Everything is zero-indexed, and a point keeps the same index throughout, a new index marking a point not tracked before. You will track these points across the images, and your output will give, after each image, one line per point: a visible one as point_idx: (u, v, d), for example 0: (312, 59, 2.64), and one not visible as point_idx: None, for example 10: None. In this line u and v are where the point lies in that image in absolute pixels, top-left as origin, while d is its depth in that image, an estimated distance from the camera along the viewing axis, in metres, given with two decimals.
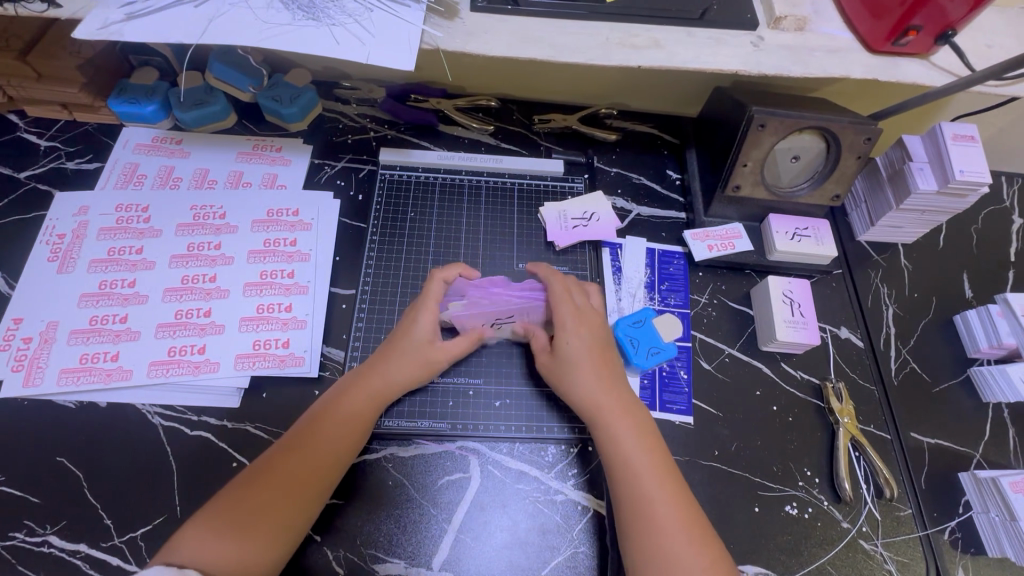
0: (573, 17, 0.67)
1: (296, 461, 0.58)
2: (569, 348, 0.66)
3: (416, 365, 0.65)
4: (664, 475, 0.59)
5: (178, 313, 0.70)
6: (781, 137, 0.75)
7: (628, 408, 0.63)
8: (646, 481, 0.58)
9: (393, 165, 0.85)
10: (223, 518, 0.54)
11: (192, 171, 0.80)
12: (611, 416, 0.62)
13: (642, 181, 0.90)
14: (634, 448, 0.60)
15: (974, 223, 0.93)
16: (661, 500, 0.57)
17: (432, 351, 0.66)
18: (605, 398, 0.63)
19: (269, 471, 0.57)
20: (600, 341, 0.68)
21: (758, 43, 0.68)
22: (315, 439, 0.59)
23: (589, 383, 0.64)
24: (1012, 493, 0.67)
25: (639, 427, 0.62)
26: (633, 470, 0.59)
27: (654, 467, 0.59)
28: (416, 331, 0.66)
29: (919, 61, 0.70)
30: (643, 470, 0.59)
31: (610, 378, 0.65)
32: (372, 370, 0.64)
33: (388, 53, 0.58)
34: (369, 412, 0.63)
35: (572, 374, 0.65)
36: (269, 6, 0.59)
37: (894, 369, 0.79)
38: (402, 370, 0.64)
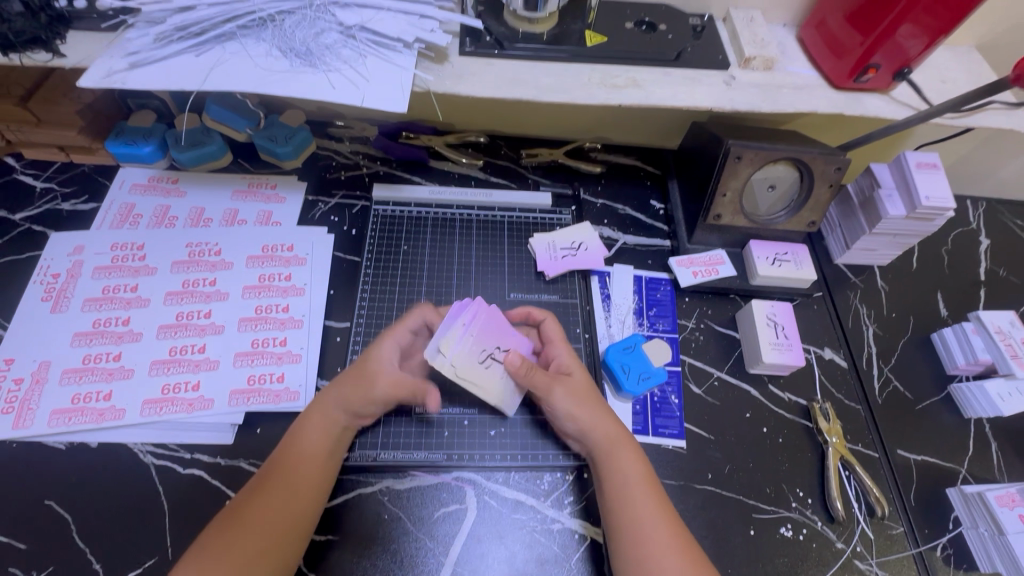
0: (556, 60, 0.71)
1: (268, 494, 0.57)
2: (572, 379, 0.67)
3: (383, 396, 0.64)
4: (659, 506, 0.60)
5: (172, 349, 0.70)
6: (757, 168, 0.79)
7: (625, 438, 0.64)
8: (643, 513, 0.59)
9: (386, 200, 0.87)
10: (207, 560, 0.53)
11: (188, 210, 0.82)
12: (611, 446, 0.63)
13: (628, 211, 0.93)
14: (631, 476, 0.61)
15: (945, 245, 0.98)
16: (657, 527, 0.58)
17: (391, 377, 0.65)
18: (604, 430, 0.64)
19: (247, 506, 0.57)
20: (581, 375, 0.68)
21: (730, 82, 0.73)
22: (284, 471, 0.59)
23: (584, 418, 0.64)
24: (998, 507, 0.69)
25: (635, 456, 0.63)
26: (628, 499, 0.60)
27: (649, 499, 0.60)
28: (377, 358, 0.66)
29: (880, 95, 0.74)
30: (640, 502, 0.60)
31: (601, 410, 0.66)
32: (336, 398, 0.64)
33: (382, 96, 0.61)
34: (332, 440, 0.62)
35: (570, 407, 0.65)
36: (268, 54, 0.62)
37: (877, 387, 0.81)
38: (365, 399, 0.64)
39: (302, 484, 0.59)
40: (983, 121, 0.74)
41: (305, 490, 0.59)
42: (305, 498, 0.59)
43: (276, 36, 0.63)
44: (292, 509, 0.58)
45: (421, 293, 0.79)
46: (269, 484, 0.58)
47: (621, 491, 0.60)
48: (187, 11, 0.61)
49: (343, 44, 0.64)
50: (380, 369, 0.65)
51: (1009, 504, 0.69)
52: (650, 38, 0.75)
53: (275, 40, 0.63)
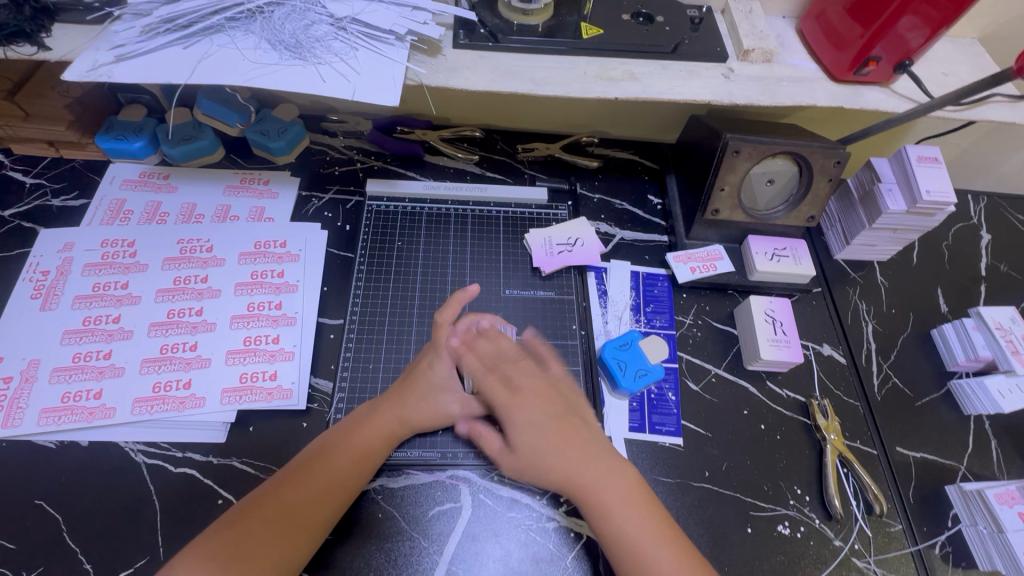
0: (552, 52, 0.70)
1: (296, 494, 0.57)
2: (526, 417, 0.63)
3: (433, 411, 0.66)
4: (664, 537, 0.57)
5: (163, 347, 0.69)
6: (755, 163, 0.77)
7: (618, 468, 0.61)
8: (647, 548, 0.56)
9: (380, 195, 0.86)
10: (221, 544, 0.53)
11: (179, 205, 0.81)
12: (602, 484, 0.59)
13: (625, 206, 0.92)
14: (628, 512, 0.58)
15: (945, 239, 0.97)
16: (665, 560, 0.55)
17: (446, 402, 0.67)
18: (593, 466, 0.60)
19: (270, 499, 0.56)
20: (567, 400, 0.66)
21: (728, 74, 0.72)
22: (321, 469, 0.59)
23: (568, 457, 0.61)
24: (998, 505, 0.68)
25: (630, 487, 0.60)
26: (628, 537, 0.57)
27: (653, 531, 0.57)
28: (432, 376, 0.66)
29: (880, 88, 0.73)
30: (642, 539, 0.56)
31: (585, 440, 0.62)
32: (390, 406, 0.65)
33: (374, 90, 0.60)
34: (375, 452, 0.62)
35: (540, 447, 0.62)
36: (257, 47, 0.61)
37: (877, 383, 0.80)
38: (419, 411, 0.65)
39: (333, 487, 0.59)
40: (985, 114, 0.73)
41: (333, 493, 0.58)
42: (330, 503, 0.58)
43: (265, 28, 0.62)
44: (316, 512, 0.57)
45: (416, 289, 0.78)
46: (299, 482, 0.58)
47: (622, 534, 0.57)
48: (174, 3, 0.60)
49: (334, 37, 0.63)
50: (434, 385, 0.66)
51: (1008, 502, 0.69)
52: (647, 30, 0.74)
53: (264, 32, 0.61)
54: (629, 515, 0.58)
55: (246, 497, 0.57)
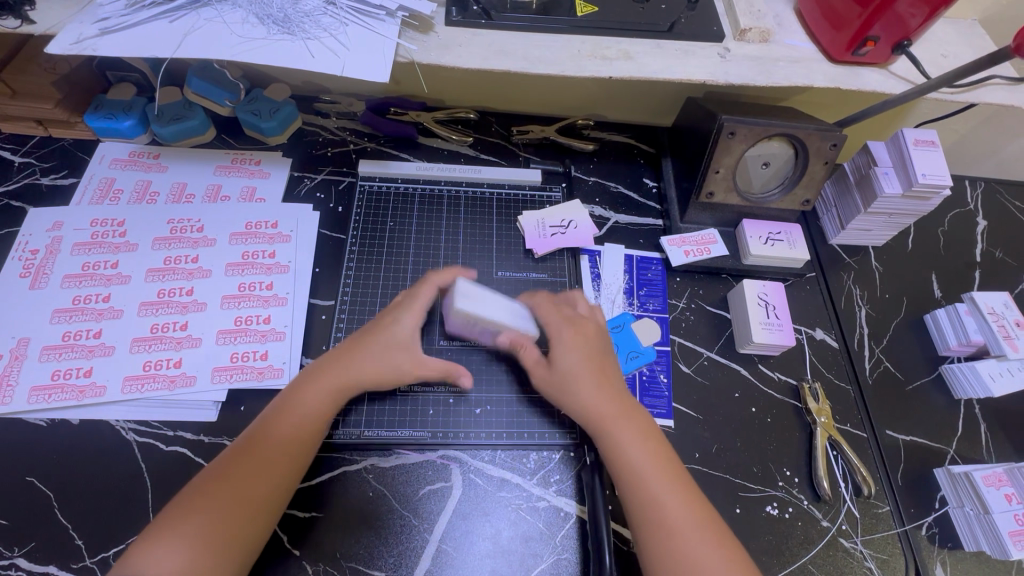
0: (546, 30, 0.69)
1: (248, 476, 0.55)
2: (562, 354, 0.66)
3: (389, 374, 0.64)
4: (670, 475, 0.59)
5: (154, 327, 0.69)
6: (751, 145, 0.77)
7: (628, 410, 0.63)
8: (657, 484, 0.58)
9: (373, 176, 0.85)
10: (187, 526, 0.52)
11: (169, 185, 0.80)
12: (617, 422, 0.62)
13: (619, 189, 0.91)
14: (637, 444, 0.60)
15: (941, 226, 0.96)
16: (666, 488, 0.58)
17: (402, 358, 0.65)
18: (605, 404, 0.62)
19: (227, 478, 0.55)
20: (587, 348, 0.67)
21: (724, 54, 0.71)
22: (271, 446, 0.57)
23: (586, 390, 0.63)
24: (985, 487, 0.69)
25: (638, 421, 0.62)
26: (639, 476, 0.59)
27: (659, 468, 0.59)
28: (394, 332, 0.66)
29: (878, 69, 0.73)
30: (653, 474, 0.58)
31: (604, 377, 0.65)
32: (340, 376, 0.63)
33: (363, 66, 0.59)
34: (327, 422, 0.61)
35: (567, 379, 0.64)
36: (244, 21, 0.60)
37: (868, 368, 0.81)
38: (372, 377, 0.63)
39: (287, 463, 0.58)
40: (983, 96, 0.73)
41: (288, 466, 0.58)
42: (287, 477, 0.57)
43: (253, 2, 0.60)
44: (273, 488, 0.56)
45: (406, 270, 0.78)
46: (250, 461, 0.56)
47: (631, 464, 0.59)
48: None
49: (323, 12, 0.62)
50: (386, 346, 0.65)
51: (995, 484, 0.69)
52: (643, 8, 0.72)
53: (252, 6, 0.60)
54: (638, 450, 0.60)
55: (195, 480, 0.55)
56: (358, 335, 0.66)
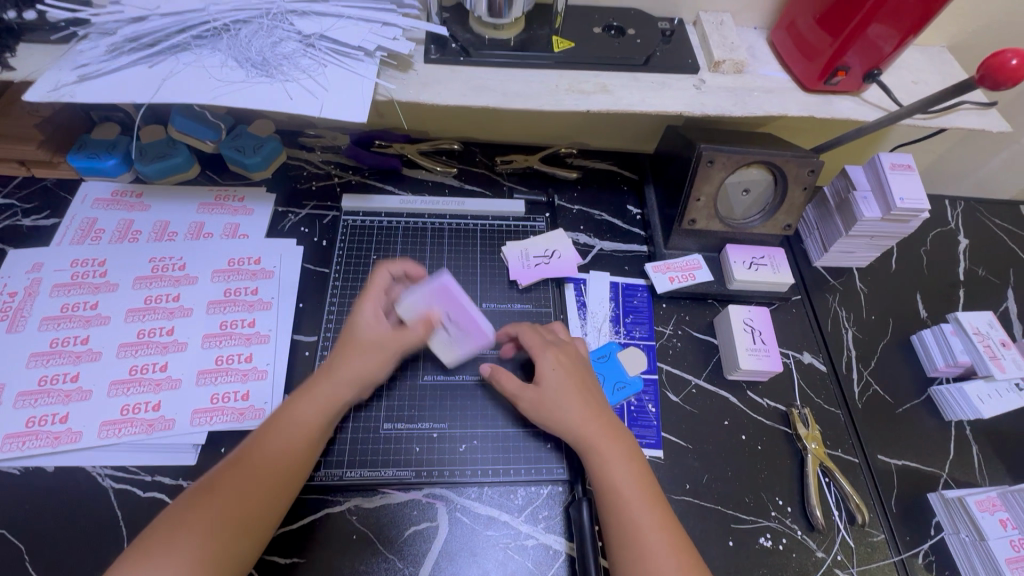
0: (524, 66, 0.71)
1: (236, 485, 0.55)
2: (546, 374, 0.65)
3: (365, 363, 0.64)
4: (652, 501, 0.59)
5: (132, 369, 0.68)
6: (730, 172, 0.78)
7: (614, 433, 0.62)
8: (635, 508, 0.58)
9: (356, 211, 0.85)
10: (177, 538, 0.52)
11: (152, 223, 0.80)
12: (599, 446, 0.61)
13: (604, 217, 0.92)
14: (621, 469, 0.60)
15: (923, 246, 0.97)
16: (645, 511, 0.58)
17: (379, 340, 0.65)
18: (591, 426, 0.62)
19: (215, 489, 0.55)
20: (576, 363, 0.68)
21: (700, 85, 0.72)
22: (259, 452, 0.57)
23: (571, 409, 0.63)
24: (980, 513, 0.68)
25: (620, 445, 0.62)
26: (621, 501, 0.58)
27: (642, 494, 0.59)
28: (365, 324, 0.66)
29: (851, 97, 0.74)
30: (631, 498, 0.58)
31: (591, 400, 0.65)
32: (314, 381, 0.63)
33: (342, 107, 0.60)
34: (318, 426, 0.61)
35: (554, 401, 0.64)
36: (223, 65, 0.60)
37: (857, 391, 0.80)
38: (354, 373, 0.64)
39: (274, 471, 0.57)
40: (954, 121, 0.74)
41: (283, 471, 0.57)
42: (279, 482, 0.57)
43: (232, 46, 0.61)
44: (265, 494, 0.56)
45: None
46: (239, 470, 0.56)
47: (615, 490, 0.59)
48: (139, 22, 0.60)
49: (302, 53, 0.62)
50: (383, 337, 0.65)
51: (989, 509, 0.68)
52: (618, 42, 0.74)
53: (231, 49, 0.61)
54: (620, 475, 0.60)
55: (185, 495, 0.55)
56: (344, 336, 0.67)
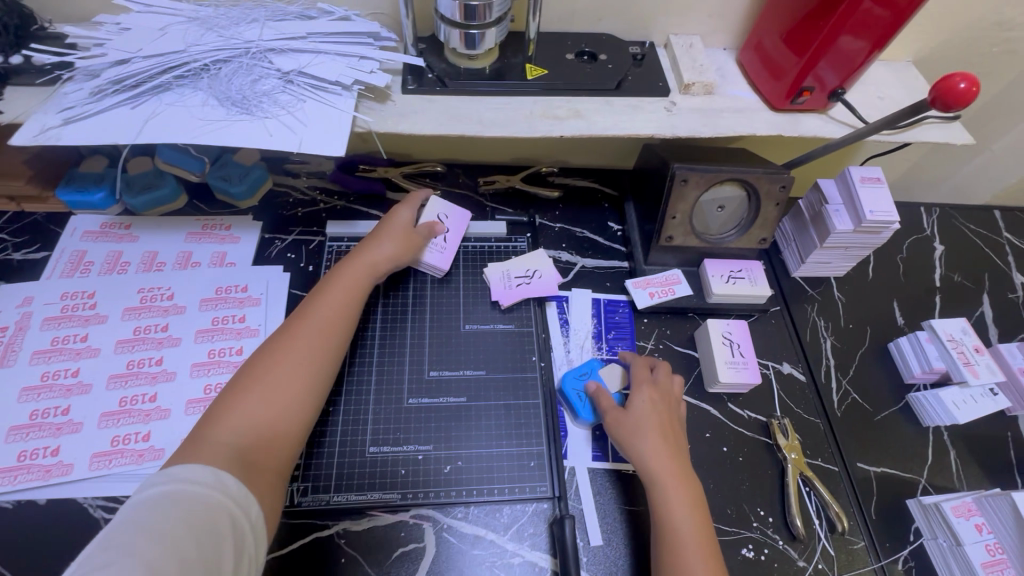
0: (498, 94, 0.73)
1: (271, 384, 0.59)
2: (637, 405, 0.69)
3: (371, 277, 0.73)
4: (707, 552, 0.60)
5: (122, 400, 0.69)
6: (704, 190, 0.80)
7: (682, 475, 0.64)
8: (690, 554, 0.59)
9: (340, 236, 0.87)
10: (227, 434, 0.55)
11: (140, 254, 0.81)
12: (666, 483, 0.64)
13: (585, 234, 0.94)
14: (683, 510, 0.62)
15: (899, 253, 0.99)
16: (699, 559, 0.59)
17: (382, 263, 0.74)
18: (665, 464, 0.65)
19: (249, 389, 0.59)
20: (668, 405, 0.70)
21: (671, 107, 0.75)
22: (294, 348, 0.63)
23: (650, 444, 0.66)
24: (955, 518, 0.69)
25: (690, 490, 0.64)
26: (678, 542, 0.60)
27: (699, 543, 0.60)
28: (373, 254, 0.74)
29: (818, 115, 0.76)
30: (689, 544, 0.60)
31: (670, 439, 0.67)
32: (324, 299, 0.69)
33: (320, 141, 0.62)
34: (349, 302, 0.69)
35: (633, 434, 0.67)
36: (204, 103, 0.62)
37: (836, 400, 0.82)
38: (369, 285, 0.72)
39: (314, 362, 0.63)
40: (919, 135, 0.76)
41: (319, 378, 0.63)
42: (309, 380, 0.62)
43: (213, 85, 0.63)
44: (303, 395, 0.61)
45: (409, 326, 0.79)
46: (282, 351, 0.62)
47: (674, 528, 0.61)
48: (123, 64, 0.62)
49: (281, 90, 0.64)
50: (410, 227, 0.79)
51: (965, 514, 0.70)
52: (591, 68, 0.76)
53: (212, 89, 0.63)
54: (683, 519, 0.62)
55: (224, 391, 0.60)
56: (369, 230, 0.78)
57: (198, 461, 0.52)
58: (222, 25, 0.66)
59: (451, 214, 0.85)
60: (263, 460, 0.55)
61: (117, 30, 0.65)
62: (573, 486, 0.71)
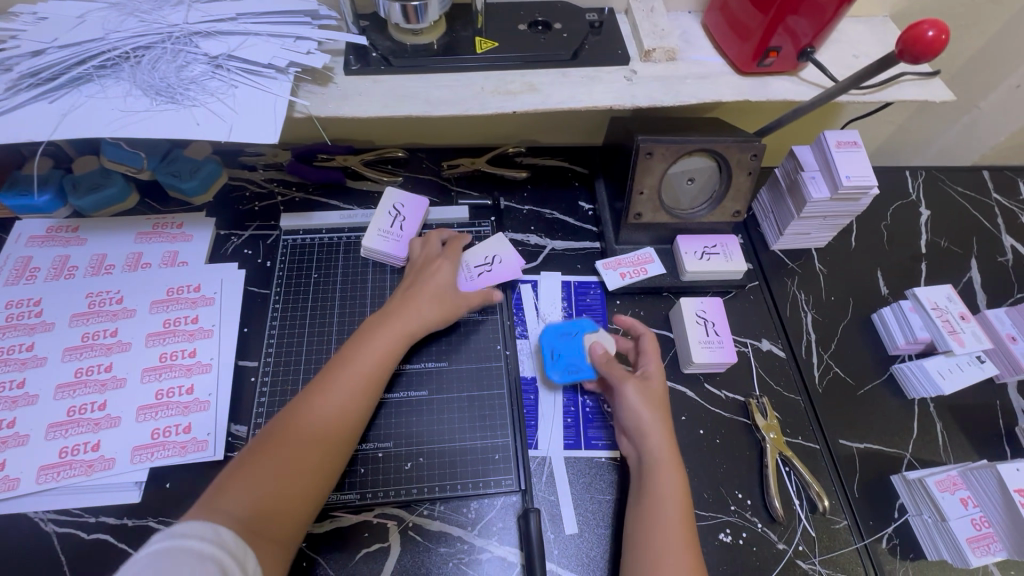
0: (447, 70, 0.69)
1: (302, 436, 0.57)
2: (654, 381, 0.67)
3: (433, 315, 0.70)
4: (687, 538, 0.57)
5: (71, 410, 0.67)
6: (672, 162, 0.76)
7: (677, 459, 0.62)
8: (670, 538, 0.57)
9: (296, 229, 0.83)
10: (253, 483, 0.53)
11: (88, 258, 0.78)
12: (663, 465, 0.61)
13: (555, 215, 0.90)
14: (673, 500, 0.59)
15: (883, 220, 0.95)
16: (677, 543, 0.56)
17: (431, 308, 0.70)
18: (665, 445, 0.62)
19: (282, 437, 0.56)
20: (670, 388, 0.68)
21: (631, 76, 0.70)
22: (328, 396, 0.60)
23: (654, 424, 0.63)
24: (940, 493, 0.66)
25: (684, 482, 0.61)
26: (662, 522, 0.58)
27: (682, 528, 0.58)
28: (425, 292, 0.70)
29: (787, 77, 0.72)
30: (671, 527, 0.57)
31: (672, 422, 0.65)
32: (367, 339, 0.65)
33: (252, 129, 0.58)
34: (379, 365, 0.64)
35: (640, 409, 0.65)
36: (127, 94, 0.58)
37: (817, 375, 0.79)
38: (424, 317, 0.69)
39: (345, 415, 0.60)
40: (896, 94, 0.72)
41: (337, 447, 0.58)
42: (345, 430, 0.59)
43: (135, 74, 0.59)
44: (324, 463, 0.57)
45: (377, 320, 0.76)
46: (321, 396, 0.60)
47: (658, 509, 0.58)
48: (37, 56, 0.58)
49: (210, 75, 0.60)
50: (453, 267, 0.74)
51: (950, 489, 0.67)
52: (545, 38, 0.72)
53: (135, 78, 0.59)
54: (670, 501, 0.59)
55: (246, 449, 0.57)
56: (407, 283, 0.73)
57: (200, 519, 0.49)
58: (144, 9, 0.62)
59: (408, 203, 0.81)
60: (269, 534, 0.51)
61: (33, 20, 0.61)
62: (542, 476, 0.68)
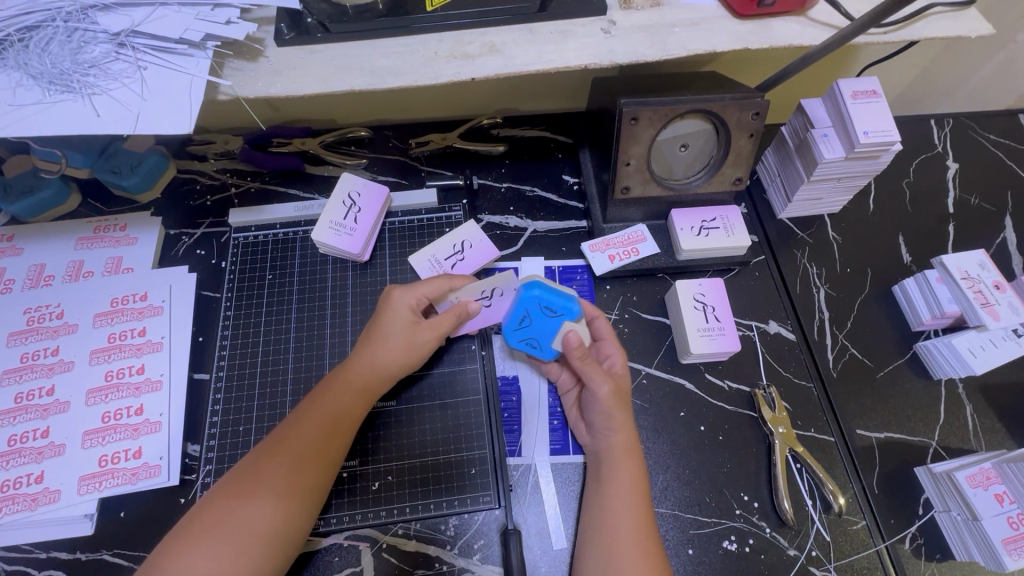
0: (394, 34, 0.59)
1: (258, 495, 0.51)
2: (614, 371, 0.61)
3: (397, 356, 0.60)
4: (642, 529, 0.54)
5: (12, 439, 0.61)
6: (661, 127, 0.66)
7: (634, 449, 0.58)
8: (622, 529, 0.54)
9: (248, 226, 0.76)
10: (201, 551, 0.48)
11: (25, 269, 0.71)
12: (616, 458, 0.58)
13: (536, 193, 0.82)
14: (628, 490, 0.56)
15: (906, 177, 0.85)
16: (629, 535, 0.54)
17: (394, 348, 0.60)
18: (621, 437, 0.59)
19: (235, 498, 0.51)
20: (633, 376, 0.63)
21: (610, 28, 0.60)
22: (284, 452, 0.54)
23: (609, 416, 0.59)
24: (972, 489, 0.60)
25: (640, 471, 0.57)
26: (613, 514, 0.55)
27: (636, 519, 0.55)
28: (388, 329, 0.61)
29: (794, 18, 0.61)
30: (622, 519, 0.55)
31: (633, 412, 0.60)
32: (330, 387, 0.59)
33: (163, 117, 0.50)
34: (340, 417, 0.57)
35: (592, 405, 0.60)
36: (17, 85, 0.51)
37: (831, 359, 0.71)
38: (388, 357, 0.60)
39: (304, 476, 0.53)
40: (924, 30, 0.61)
41: (297, 508, 0.52)
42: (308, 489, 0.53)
43: (23, 60, 0.51)
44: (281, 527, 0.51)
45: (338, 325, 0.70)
46: (275, 452, 0.54)
47: (610, 502, 0.56)
48: None
49: (113, 57, 0.52)
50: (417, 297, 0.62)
51: (983, 484, 0.60)
52: None
53: (23, 65, 0.51)
54: (623, 493, 0.56)
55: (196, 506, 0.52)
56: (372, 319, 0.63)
57: None
58: None
59: (366, 190, 0.73)
60: None
61: None
62: (526, 486, 0.62)
